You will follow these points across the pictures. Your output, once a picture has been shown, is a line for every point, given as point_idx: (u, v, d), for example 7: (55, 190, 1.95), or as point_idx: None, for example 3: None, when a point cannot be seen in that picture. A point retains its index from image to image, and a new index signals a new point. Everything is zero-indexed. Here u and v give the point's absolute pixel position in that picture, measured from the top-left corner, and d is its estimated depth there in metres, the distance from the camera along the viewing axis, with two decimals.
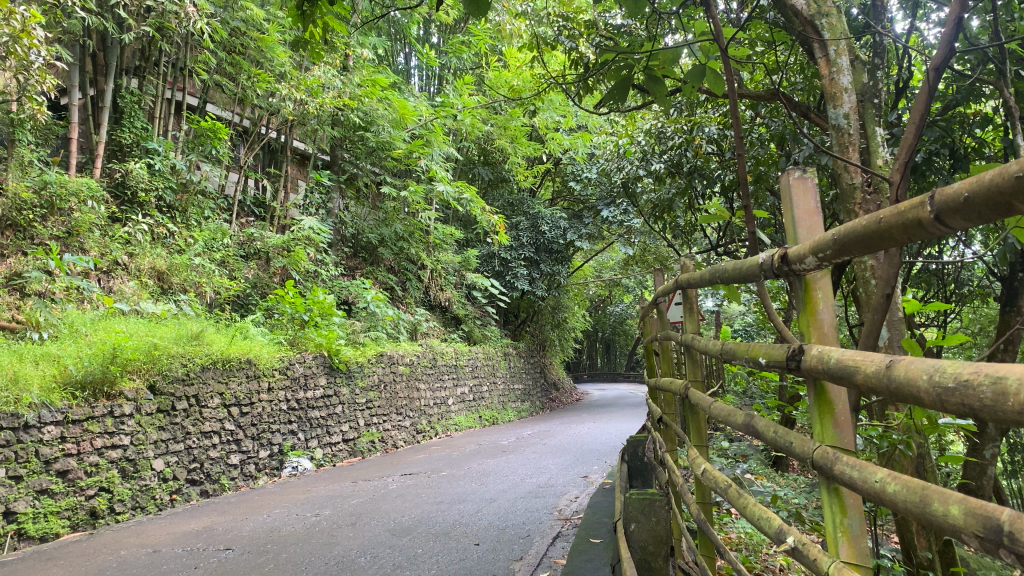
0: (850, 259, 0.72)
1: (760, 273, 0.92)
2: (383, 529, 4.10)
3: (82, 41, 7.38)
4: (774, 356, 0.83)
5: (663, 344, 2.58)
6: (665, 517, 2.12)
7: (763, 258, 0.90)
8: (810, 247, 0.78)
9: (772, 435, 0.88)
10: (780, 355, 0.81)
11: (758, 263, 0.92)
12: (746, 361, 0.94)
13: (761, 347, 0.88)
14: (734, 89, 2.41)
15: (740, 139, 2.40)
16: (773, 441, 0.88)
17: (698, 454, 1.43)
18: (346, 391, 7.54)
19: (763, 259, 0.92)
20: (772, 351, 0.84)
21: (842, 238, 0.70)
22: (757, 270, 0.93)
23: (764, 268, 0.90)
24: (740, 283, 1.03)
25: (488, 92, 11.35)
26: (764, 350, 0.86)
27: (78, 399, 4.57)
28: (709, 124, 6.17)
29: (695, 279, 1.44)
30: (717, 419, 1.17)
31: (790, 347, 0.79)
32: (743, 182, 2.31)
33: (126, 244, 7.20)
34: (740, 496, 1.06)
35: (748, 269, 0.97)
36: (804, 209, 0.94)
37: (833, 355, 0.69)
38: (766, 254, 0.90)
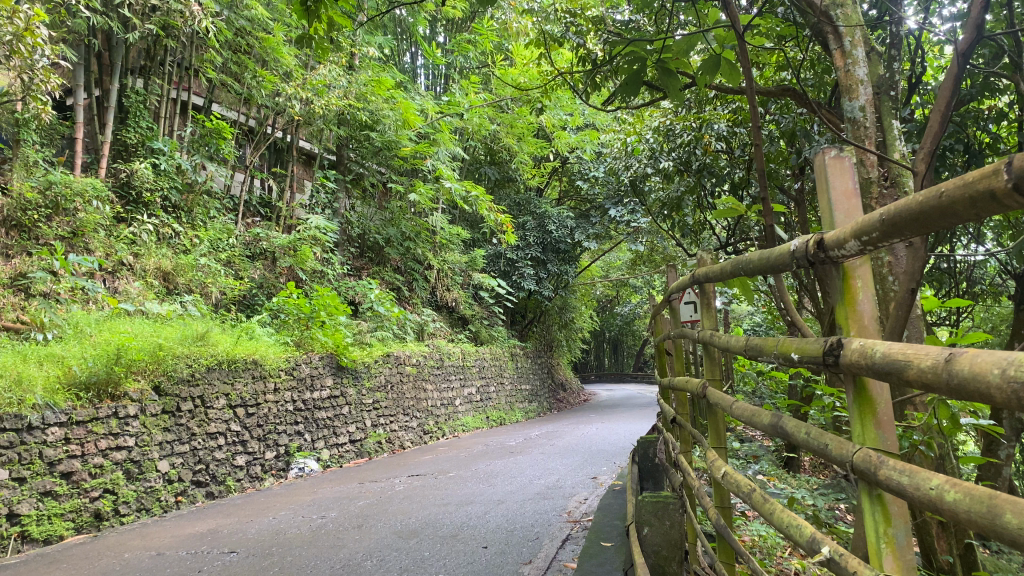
0: (898, 242, 0.65)
1: (791, 261, 0.85)
2: (389, 531, 4.05)
3: (87, 41, 7.35)
4: (807, 350, 0.76)
5: (676, 341, 2.50)
6: (679, 520, 2.06)
7: (794, 245, 0.84)
8: (850, 230, 0.72)
9: (803, 436, 0.81)
10: (814, 349, 0.74)
11: (788, 251, 0.86)
12: (775, 358, 0.88)
13: (792, 341, 0.81)
14: (752, 83, 2.35)
15: (757, 131, 2.35)
16: (805, 441, 0.81)
17: (716, 456, 1.36)
18: (352, 392, 7.50)
19: (793, 246, 0.85)
20: (804, 345, 0.77)
21: (892, 218, 0.63)
22: (786, 259, 0.87)
23: (795, 256, 0.84)
24: (767, 273, 0.96)
25: (494, 91, 11.30)
26: (795, 345, 0.80)
27: (82, 400, 4.52)
28: (718, 121, 6.10)
29: (714, 273, 1.37)
30: (739, 417, 1.11)
31: (826, 341, 0.73)
32: (762, 175, 2.25)
33: (131, 244, 7.17)
34: (764, 503, 0.99)
35: (776, 259, 0.91)
36: (842, 189, 0.88)
37: (877, 348, 0.63)
38: (798, 241, 0.84)
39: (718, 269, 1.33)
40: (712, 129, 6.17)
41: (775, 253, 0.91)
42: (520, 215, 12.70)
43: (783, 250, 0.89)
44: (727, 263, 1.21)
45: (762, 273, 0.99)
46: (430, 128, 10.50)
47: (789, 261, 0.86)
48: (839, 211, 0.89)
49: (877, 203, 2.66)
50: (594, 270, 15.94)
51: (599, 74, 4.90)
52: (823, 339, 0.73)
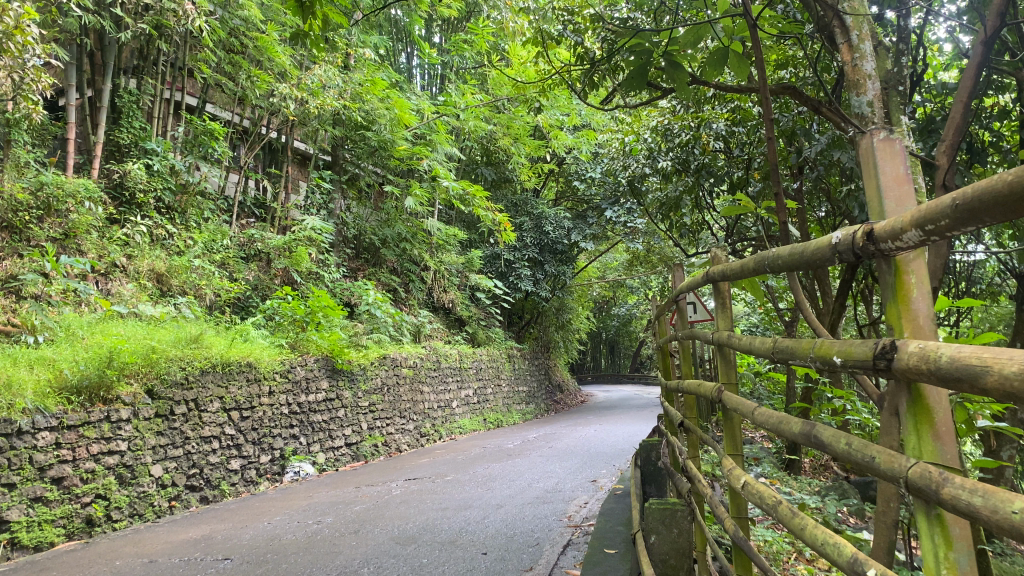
0: (971, 230, 0.57)
1: (832, 254, 0.78)
2: (387, 537, 3.98)
3: (80, 40, 7.25)
4: (854, 353, 0.70)
5: (683, 343, 2.43)
6: (688, 527, 2.00)
7: (837, 237, 0.77)
8: (910, 218, 0.64)
9: (846, 447, 0.74)
10: (861, 352, 0.68)
11: (828, 244, 0.79)
12: (813, 360, 0.81)
13: (835, 344, 0.74)
14: (766, 85, 2.32)
15: (771, 128, 2.30)
16: (847, 453, 0.74)
17: (733, 465, 1.29)
18: (348, 395, 7.42)
19: (834, 239, 0.79)
20: (849, 347, 0.71)
21: (967, 202, 0.55)
22: (825, 253, 0.80)
23: (838, 249, 0.77)
24: (801, 269, 0.89)
25: (491, 91, 11.22)
26: (839, 348, 0.72)
27: (73, 404, 4.44)
28: (717, 120, 6.05)
29: (730, 270, 1.31)
30: (764, 424, 1.04)
31: (878, 343, 0.66)
32: (775, 171, 2.19)
33: (124, 246, 7.08)
34: (792, 517, 0.93)
35: (812, 253, 0.84)
36: (892, 176, 0.80)
37: (945, 353, 0.55)
38: (841, 233, 0.77)
39: (734, 267, 1.27)
40: (711, 128, 6.12)
41: (809, 248, 0.85)
42: (517, 216, 12.64)
43: (819, 242, 0.82)
44: (748, 261, 1.15)
45: (793, 269, 0.92)
46: (426, 128, 10.44)
47: (828, 254, 0.80)
48: (879, 199, 0.82)
49: None
50: (591, 271, 15.87)
51: (598, 72, 4.84)
52: (874, 341, 0.66)
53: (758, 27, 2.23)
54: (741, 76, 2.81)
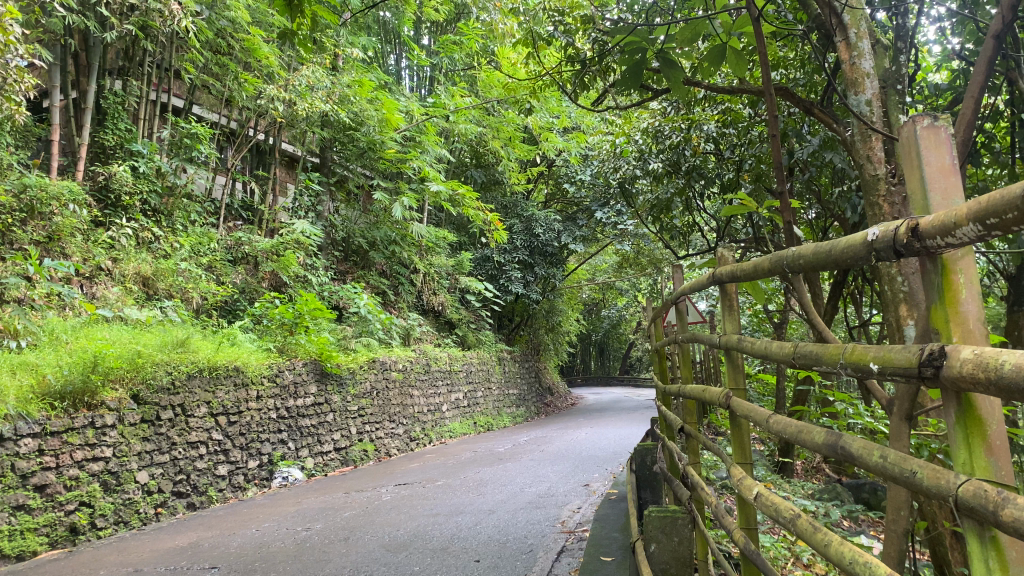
0: None
1: (866, 252, 0.74)
2: (377, 545, 3.91)
3: (64, 41, 7.14)
4: (897, 362, 0.66)
5: (682, 345, 2.38)
6: (688, 536, 1.95)
7: (872, 234, 0.72)
8: (964, 213, 0.59)
9: (885, 462, 0.71)
10: (907, 359, 0.64)
11: (862, 241, 0.75)
12: (844, 367, 0.77)
13: (877, 349, 0.70)
14: (770, 85, 2.28)
15: (775, 126, 2.27)
16: (888, 468, 0.70)
17: (743, 475, 1.25)
18: (337, 399, 7.34)
19: (868, 236, 0.74)
20: (891, 353, 0.67)
21: None
22: (858, 252, 0.76)
23: (873, 247, 0.73)
24: (829, 267, 0.84)
25: (481, 93, 11.15)
26: (880, 355, 0.68)
27: (57, 410, 4.35)
28: (707, 122, 6.03)
29: (737, 271, 1.26)
30: (783, 434, 0.99)
31: (929, 351, 0.61)
32: (780, 169, 2.16)
33: (109, 249, 6.98)
34: (813, 533, 0.89)
35: (844, 250, 0.79)
36: (937, 165, 0.74)
37: (1011, 360, 0.50)
38: (877, 229, 0.72)
39: (743, 269, 1.22)
40: (702, 130, 6.09)
41: (837, 247, 0.80)
42: (507, 218, 12.59)
43: (849, 241, 0.78)
44: (760, 262, 1.10)
45: (816, 268, 0.87)
46: (415, 130, 10.39)
47: (862, 252, 0.75)
48: (915, 191, 0.78)
49: (885, 201, 2.58)
50: (581, 273, 15.84)
51: (589, 73, 4.78)
52: (922, 349, 0.63)
53: (760, 22, 2.20)
54: (738, 72, 2.76)
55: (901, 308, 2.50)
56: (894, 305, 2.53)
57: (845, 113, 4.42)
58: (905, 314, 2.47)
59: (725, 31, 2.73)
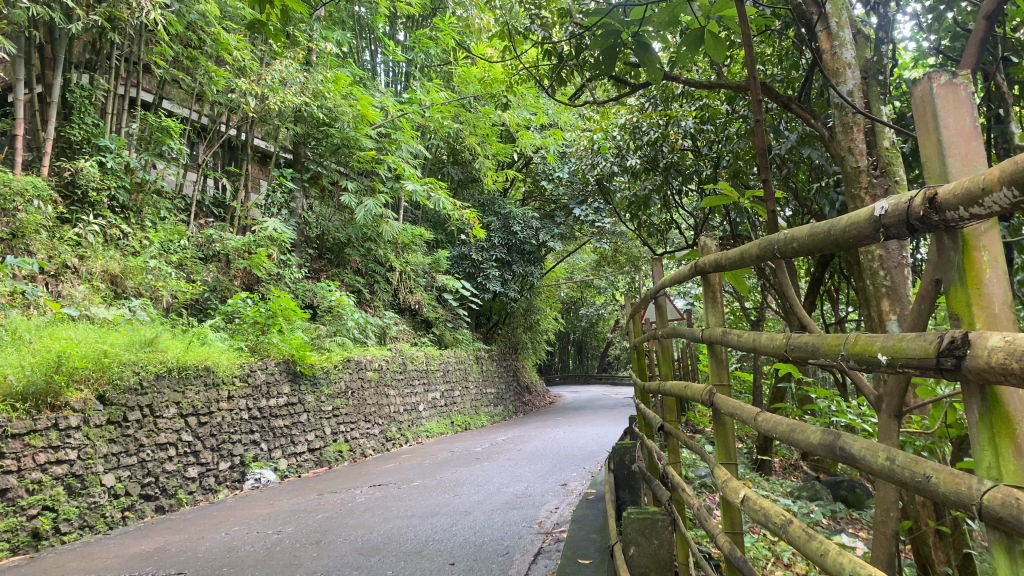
0: None
1: (873, 230, 0.67)
2: (350, 548, 3.81)
3: (27, 33, 6.93)
4: (907, 351, 0.59)
5: (662, 341, 2.31)
6: (668, 538, 1.89)
7: (880, 209, 0.66)
8: (994, 176, 0.52)
9: (892, 466, 0.64)
10: (923, 349, 0.57)
11: (867, 218, 0.68)
12: (847, 359, 0.70)
13: (886, 339, 0.63)
14: (754, 72, 2.21)
15: (759, 111, 2.19)
16: (895, 472, 0.64)
17: (727, 475, 1.17)
18: (311, 399, 7.22)
19: (875, 210, 0.67)
20: (902, 342, 0.60)
21: None
22: (864, 230, 0.69)
23: (881, 224, 0.66)
24: (827, 247, 0.77)
25: (457, 89, 11.03)
26: (891, 346, 0.61)
27: (18, 411, 4.21)
28: (685, 117, 5.96)
29: (721, 260, 1.19)
30: (773, 434, 0.91)
31: (946, 339, 0.55)
32: (763, 154, 2.05)
33: (75, 246, 6.79)
34: (808, 542, 0.81)
35: (848, 226, 0.72)
36: (956, 129, 0.68)
37: None
38: (886, 203, 0.65)
39: (726, 256, 1.15)
40: (680, 126, 5.99)
41: (839, 226, 0.73)
42: (484, 216, 12.52)
43: (849, 222, 0.71)
44: (747, 249, 1.03)
45: (813, 251, 0.80)
46: (391, 126, 10.27)
47: (868, 230, 0.68)
48: (929, 159, 0.71)
49: (867, 192, 2.52)
50: (559, 272, 15.76)
51: (566, 68, 4.71)
52: (940, 337, 0.56)
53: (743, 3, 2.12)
54: (717, 57, 2.68)
55: (883, 302, 2.43)
56: (876, 300, 2.46)
57: (823, 109, 4.39)
58: (887, 309, 2.41)
59: (705, 14, 2.65)
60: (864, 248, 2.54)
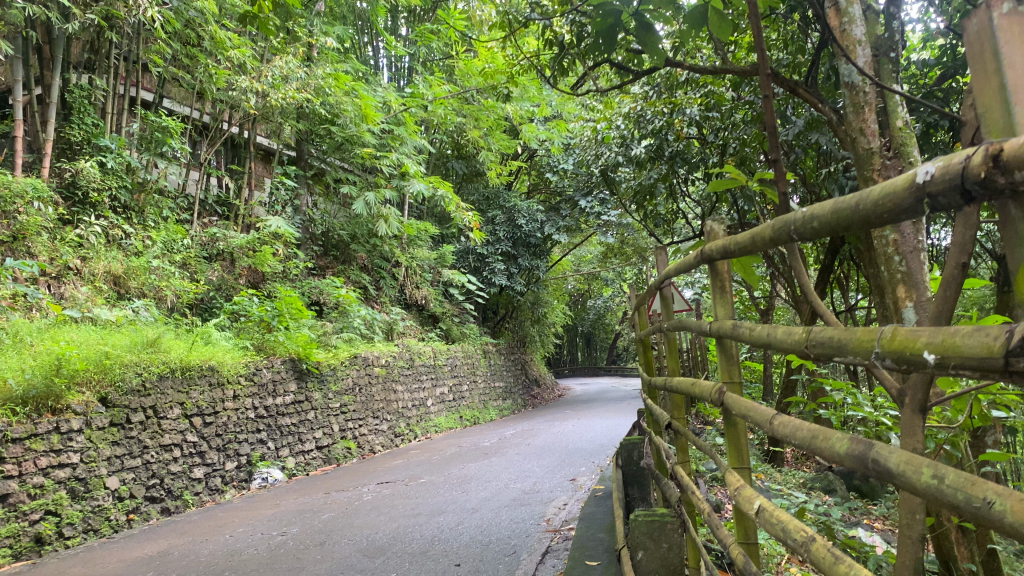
0: None
1: (916, 199, 0.57)
2: (354, 549, 3.74)
3: (24, 32, 6.80)
4: (965, 352, 0.50)
5: (669, 335, 2.21)
6: (678, 542, 1.81)
7: (924, 174, 0.56)
8: None
9: (942, 486, 0.54)
10: (986, 347, 0.48)
11: (907, 186, 0.58)
12: (883, 357, 0.60)
13: (935, 335, 0.53)
14: (763, 48, 2.11)
15: (768, 89, 2.09)
16: (945, 494, 0.54)
17: (740, 483, 1.09)
18: (318, 396, 7.15)
19: (918, 177, 0.57)
20: (957, 339, 0.51)
21: None
22: (900, 202, 0.59)
23: (925, 192, 0.56)
24: (856, 224, 0.67)
25: (460, 82, 10.92)
26: (946, 343, 0.52)
27: (18, 415, 4.15)
28: (691, 105, 5.84)
29: (730, 245, 1.10)
30: (792, 442, 0.82)
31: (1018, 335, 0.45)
32: (774, 133, 1.95)
33: (78, 248, 6.71)
34: (834, 564, 0.72)
35: (883, 195, 0.62)
36: None
37: None
38: (932, 167, 0.55)
39: (735, 242, 1.05)
40: (685, 113, 5.85)
41: (869, 199, 0.64)
42: (489, 210, 12.44)
43: (882, 192, 0.62)
44: (758, 232, 0.93)
45: (838, 229, 0.71)
46: (394, 121, 10.19)
47: (908, 201, 0.58)
48: (986, 110, 0.62)
49: (880, 175, 2.43)
50: (566, 264, 15.70)
51: (568, 57, 4.58)
52: (1009, 333, 0.46)
53: None
54: (723, 36, 2.58)
55: (899, 288, 2.36)
56: (891, 286, 2.39)
57: (831, 92, 4.27)
58: (904, 295, 2.34)
59: None
60: (878, 232, 2.46)
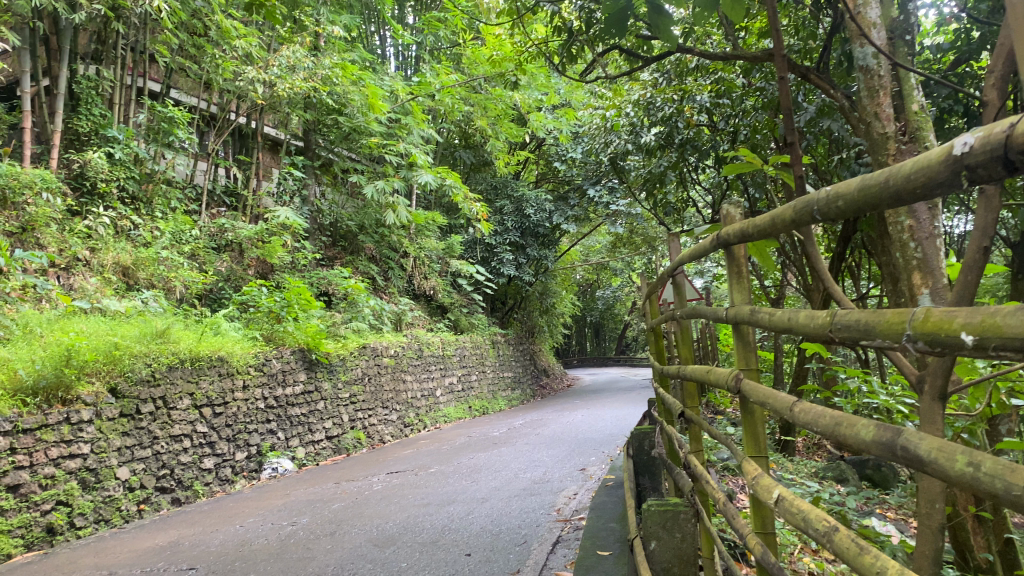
0: None
1: (952, 172, 0.54)
2: (365, 539, 3.73)
3: (31, 23, 6.77)
4: (1007, 332, 0.47)
5: (681, 323, 2.19)
6: (691, 532, 1.79)
7: (962, 145, 0.53)
8: None
9: (977, 473, 0.52)
10: None
11: (944, 159, 0.55)
12: (915, 339, 0.58)
13: (974, 316, 0.50)
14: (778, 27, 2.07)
15: (783, 70, 2.06)
16: (980, 482, 0.51)
17: (758, 472, 1.06)
18: (328, 386, 7.16)
19: (953, 149, 0.55)
20: (998, 319, 0.48)
21: None
22: (936, 175, 0.56)
23: (963, 164, 0.53)
24: (887, 202, 0.64)
25: (468, 71, 10.87)
26: (989, 322, 0.49)
27: (29, 406, 4.16)
28: (701, 92, 5.79)
29: (748, 228, 1.07)
30: (814, 429, 0.80)
31: None
32: (790, 117, 1.92)
33: (86, 239, 6.71)
34: (859, 556, 0.70)
35: (916, 169, 0.59)
36: None
37: None
38: (970, 138, 0.53)
39: (754, 225, 1.03)
40: (695, 100, 5.80)
41: (900, 174, 0.61)
42: (498, 200, 12.40)
43: (914, 166, 0.59)
44: (778, 214, 0.91)
45: (866, 208, 0.68)
46: (401, 111, 10.16)
47: (944, 175, 0.56)
48: None
49: (896, 160, 2.39)
50: (574, 254, 15.67)
51: (576, 43, 4.53)
52: None
53: None
54: (736, 17, 2.53)
55: (915, 275, 2.33)
56: (907, 272, 2.36)
57: (843, 78, 4.23)
58: (920, 282, 2.30)
59: None
60: (892, 218, 2.42)
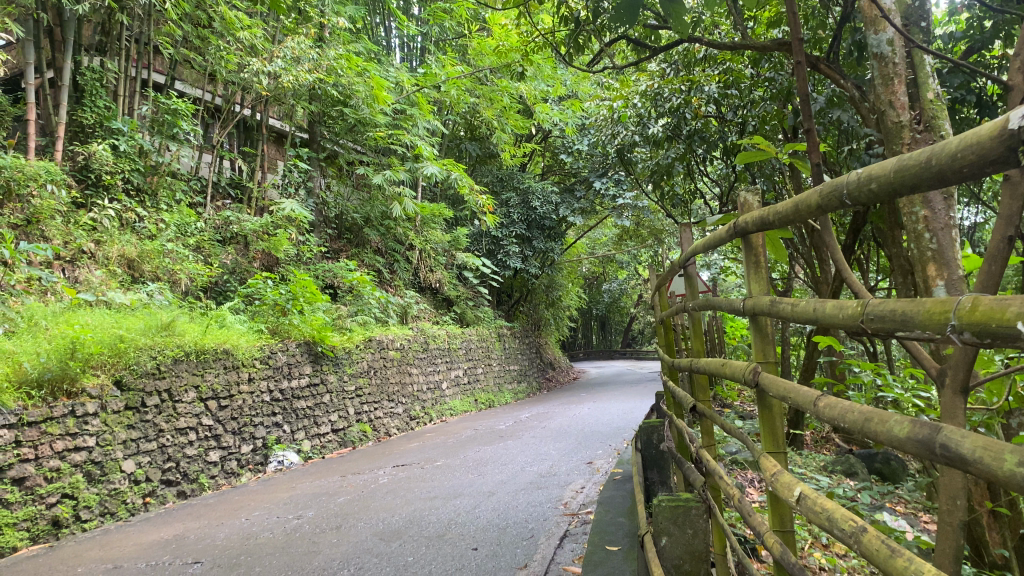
0: None
1: (1003, 150, 0.50)
2: (371, 533, 3.71)
3: (35, 14, 6.74)
4: None
5: (692, 315, 2.15)
6: (703, 528, 1.75)
7: (1016, 120, 0.49)
8: None
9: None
10: None
11: (993, 135, 0.51)
12: (961, 330, 0.54)
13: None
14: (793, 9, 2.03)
15: (799, 54, 2.02)
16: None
17: (778, 469, 1.02)
18: (333, 379, 7.14)
19: (1005, 124, 0.50)
20: None
21: None
22: (986, 152, 0.52)
23: (1017, 142, 0.49)
24: (928, 184, 0.60)
25: (474, 62, 10.81)
26: None
27: (34, 399, 4.14)
28: (709, 83, 5.74)
29: (769, 216, 1.03)
30: (843, 426, 0.76)
31: None
32: (806, 103, 1.88)
33: (91, 231, 6.70)
34: (890, 558, 0.66)
35: (961, 147, 0.55)
36: None
37: None
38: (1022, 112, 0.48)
39: (774, 212, 0.99)
40: (703, 91, 5.75)
41: (944, 153, 0.57)
42: (503, 192, 12.36)
43: (960, 142, 0.55)
44: (803, 200, 0.87)
45: (903, 190, 0.64)
46: (406, 103, 10.12)
47: (994, 152, 0.51)
48: None
49: (910, 149, 2.35)
50: (580, 247, 15.62)
51: (583, 33, 4.48)
52: None
53: None
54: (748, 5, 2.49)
55: (929, 266, 2.28)
56: (922, 264, 2.31)
57: (854, 67, 4.17)
58: (934, 274, 2.25)
59: None
60: (907, 208, 2.37)
